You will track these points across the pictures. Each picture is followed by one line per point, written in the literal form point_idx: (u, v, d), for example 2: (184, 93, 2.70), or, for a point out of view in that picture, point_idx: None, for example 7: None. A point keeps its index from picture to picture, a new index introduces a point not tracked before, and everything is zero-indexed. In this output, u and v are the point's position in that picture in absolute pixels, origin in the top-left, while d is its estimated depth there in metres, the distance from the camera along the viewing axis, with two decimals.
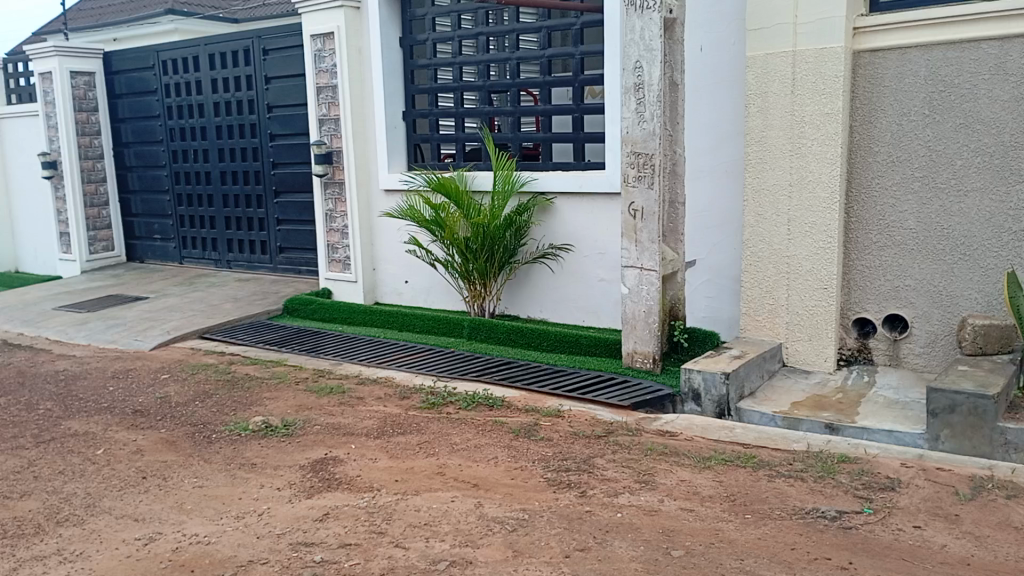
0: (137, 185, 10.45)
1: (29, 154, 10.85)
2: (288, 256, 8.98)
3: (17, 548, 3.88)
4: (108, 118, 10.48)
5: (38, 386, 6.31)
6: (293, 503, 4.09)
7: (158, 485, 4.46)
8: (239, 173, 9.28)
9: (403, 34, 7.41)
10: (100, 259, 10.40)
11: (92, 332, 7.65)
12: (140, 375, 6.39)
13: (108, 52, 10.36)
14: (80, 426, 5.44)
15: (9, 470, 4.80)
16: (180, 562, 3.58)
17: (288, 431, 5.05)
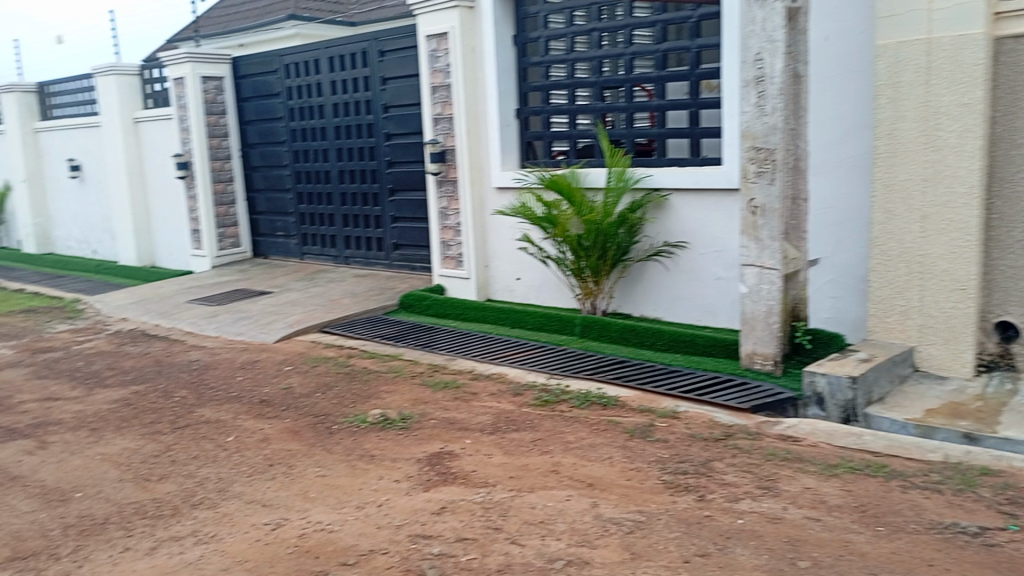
0: (261, 184, 10.92)
1: (164, 155, 11.48)
2: (403, 253, 9.20)
3: (156, 528, 4.12)
4: (235, 121, 10.99)
5: (173, 375, 6.69)
6: (411, 496, 4.17)
7: (284, 473, 4.65)
8: (356, 171, 9.55)
9: (516, 32, 7.44)
10: (227, 255, 10.94)
11: (222, 324, 8.05)
12: (265, 366, 6.67)
13: (235, 57, 10.86)
14: (211, 414, 5.73)
15: (148, 453, 5.11)
16: (305, 548, 3.71)
17: (404, 425, 5.17)
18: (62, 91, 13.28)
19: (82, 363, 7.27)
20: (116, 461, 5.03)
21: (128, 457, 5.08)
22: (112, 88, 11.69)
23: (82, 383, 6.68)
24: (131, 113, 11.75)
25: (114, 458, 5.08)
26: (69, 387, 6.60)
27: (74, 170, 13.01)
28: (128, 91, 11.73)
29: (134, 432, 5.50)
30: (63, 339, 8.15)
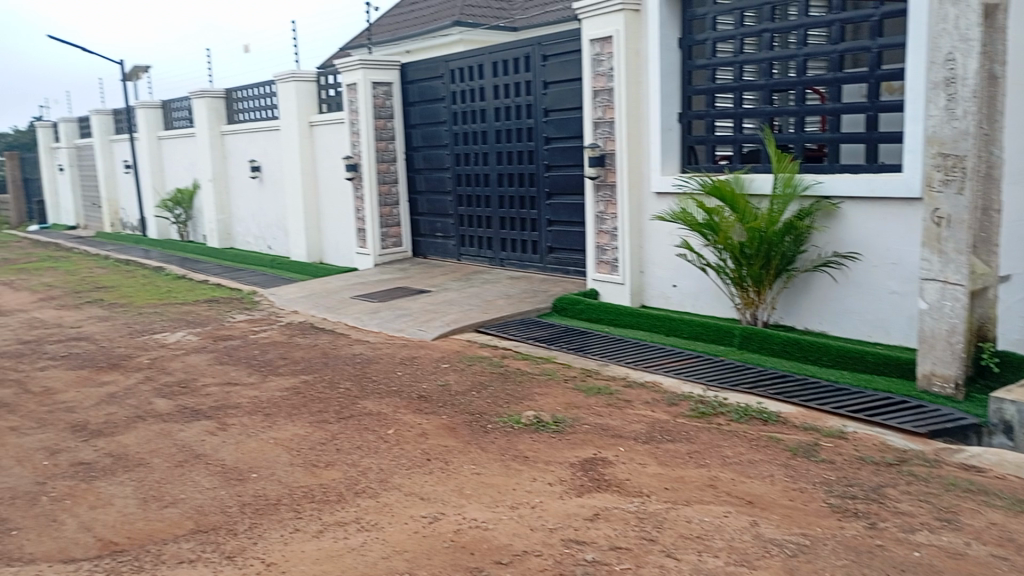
0: (424, 186, 11.31)
1: (335, 157, 12.12)
2: (558, 256, 9.26)
3: (323, 512, 4.35)
4: (401, 124, 11.43)
5: (339, 367, 7.04)
6: (564, 500, 4.18)
7: (441, 468, 4.78)
8: (515, 175, 9.70)
9: (682, 35, 7.30)
10: (390, 254, 11.41)
11: (384, 320, 8.39)
12: (423, 363, 6.90)
13: (404, 64, 11.29)
14: (373, 406, 5.98)
15: (316, 441, 5.40)
16: (461, 544, 3.80)
17: (558, 428, 5.19)
18: (247, 96, 14.28)
19: (258, 351, 7.79)
20: (287, 446, 5.35)
21: (299, 442, 5.39)
22: (291, 93, 12.44)
23: (257, 370, 7.16)
24: (308, 117, 12.46)
25: (286, 443, 5.40)
26: (246, 374, 7.08)
27: (255, 171, 13.95)
28: (306, 96, 12.44)
29: (304, 419, 5.83)
30: (241, 329, 8.76)
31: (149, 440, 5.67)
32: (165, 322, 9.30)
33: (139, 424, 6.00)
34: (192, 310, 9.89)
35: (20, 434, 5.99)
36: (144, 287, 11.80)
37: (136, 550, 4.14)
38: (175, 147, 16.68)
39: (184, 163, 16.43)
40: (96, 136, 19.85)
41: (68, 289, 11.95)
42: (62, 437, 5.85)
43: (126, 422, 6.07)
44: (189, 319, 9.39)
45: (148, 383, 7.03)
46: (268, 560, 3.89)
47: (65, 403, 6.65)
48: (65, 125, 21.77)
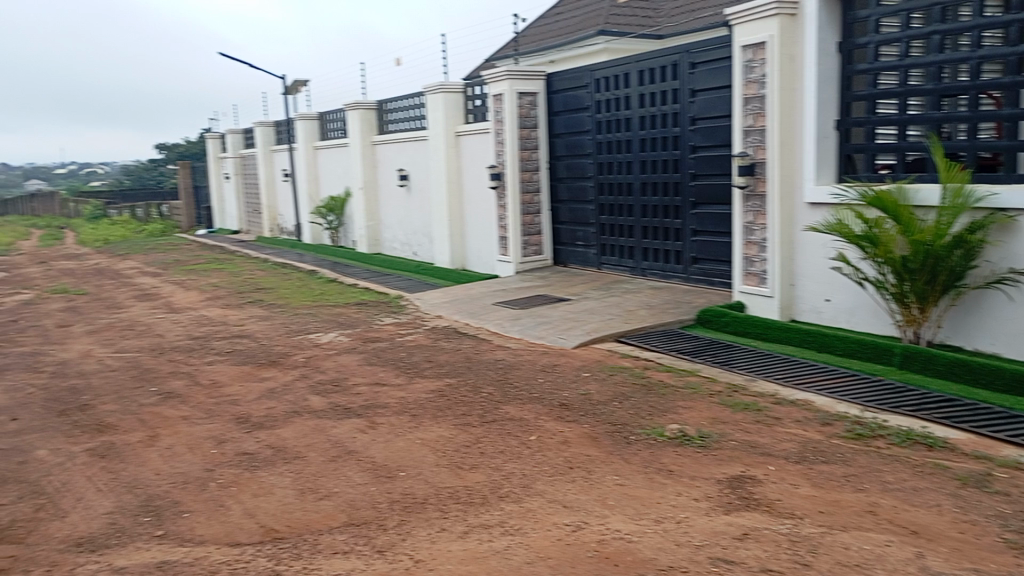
0: (566, 196, 11.38)
1: (480, 166, 12.37)
2: (702, 267, 9.09)
3: (468, 514, 4.44)
4: (545, 134, 11.54)
5: (482, 372, 7.18)
6: (711, 517, 4.08)
7: (583, 477, 4.78)
8: (659, 184, 9.58)
9: (842, 39, 7.00)
10: (531, 262, 11.56)
11: (525, 327, 8.49)
12: (564, 370, 6.93)
13: (549, 74, 11.40)
14: (516, 412, 6.06)
15: (461, 443, 5.52)
16: (605, 555, 3.79)
17: (703, 443, 5.09)
18: (397, 108, 14.82)
19: (405, 353, 8.06)
20: (433, 446, 5.51)
21: (444, 444, 5.53)
22: (440, 105, 12.80)
23: (404, 372, 7.41)
24: (454, 127, 12.79)
25: (432, 444, 5.56)
26: (394, 375, 7.35)
27: (403, 180, 14.46)
28: (453, 107, 12.78)
29: (449, 421, 5.98)
30: (389, 331, 9.09)
31: (305, 435, 5.98)
32: (318, 323, 9.77)
33: (296, 419, 6.34)
34: (343, 312, 10.35)
35: (191, 423, 6.46)
36: (299, 289, 12.46)
37: (294, 539, 4.37)
38: (330, 157, 17.54)
39: (338, 172, 17.26)
40: (260, 147, 21.18)
41: (232, 290, 12.79)
42: (228, 428, 6.26)
43: (285, 417, 6.43)
44: (341, 320, 9.84)
45: (304, 380, 7.41)
46: (416, 557, 4.01)
47: (230, 396, 7.12)
48: (232, 136, 23.38)
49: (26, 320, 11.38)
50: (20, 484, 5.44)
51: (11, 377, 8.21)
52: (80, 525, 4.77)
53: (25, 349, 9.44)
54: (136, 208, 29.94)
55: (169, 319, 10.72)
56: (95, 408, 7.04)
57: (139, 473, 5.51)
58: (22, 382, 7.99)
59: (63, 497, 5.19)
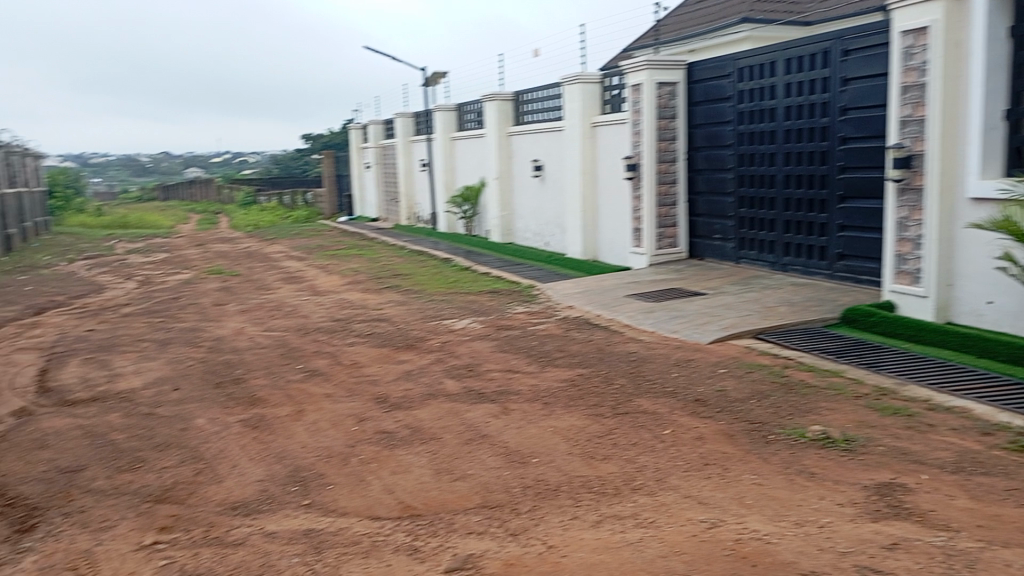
0: (703, 187, 11.14)
1: (616, 157, 12.29)
2: (848, 264, 8.72)
3: (601, 504, 4.44)
4: (684, 124, 11.32)
5: (614, 363, 7.15)
6: (856, 524, 3.91)
7: (720, 474, 4.68)
8: (804, 176, 9.23)
9: (1015, 22, 6.50)
10: (665, 255, 11.42)
11: (658, 320, 8.39)
12: (699, 366, 6.80)
13: (690, 63, 11.17)
14: (649, 405, 5.99)
15: (594, 433, 5.52)
16: (742, 554, 3.70)
17: (848, 447, 4.88)
18: (534, 99, 14.91)
19: (537, 342, 8.13)
20: (565, 435, 5.53)
21: (576, 433, 5.55)
22: (577, 95, 12.80)
23: (536, 360, 7.48)
24: (591, 118, 12.76)
25: (564, 432, 5.59)
26: (526, 362, 7.43)
27: (538, 170, 14.57)
28: (590, 97, 12.75)
29: (581, 411, 5.99)
30: (521, 320, 9.20)
31: (440, 417, 6.14)
32: (453, 310, 10.00)
33: (432, 402, 6.52)
34: (477, 300, 10.54)
35: (334, 400, 6.77)
36: (434, 276, 12.79)
37: (431, 517, 4.51)
38: (466, 147, 17.87)
39: (473, 162, 17.58)
40: (399, 137, 21.86)
41: (371, 275, 13.27)
42: (368, 407, 6.52)
43: (421, 399, 6.63)
44: (474, 308, 10.03)
45: (439, 365, 7.61)
46: (549, 542, 4.05)
47: (370, 377, 7.41)
48: (374, 127, 24.25)
49: (186, 298, 12.22)
50: (181, 449, 5.87)
51: (173, 350, 8.85)
52: (235, 490, 5.09)
53: (185, 325, 10.14)
54: (283, 196, 31.61)
55: (313, 301, 11.24)
56: (247, 382, 7.49)
57: (286, 445, 5.82)
58: (183, 355, 8.60)
59: (219, 463, 5.56)
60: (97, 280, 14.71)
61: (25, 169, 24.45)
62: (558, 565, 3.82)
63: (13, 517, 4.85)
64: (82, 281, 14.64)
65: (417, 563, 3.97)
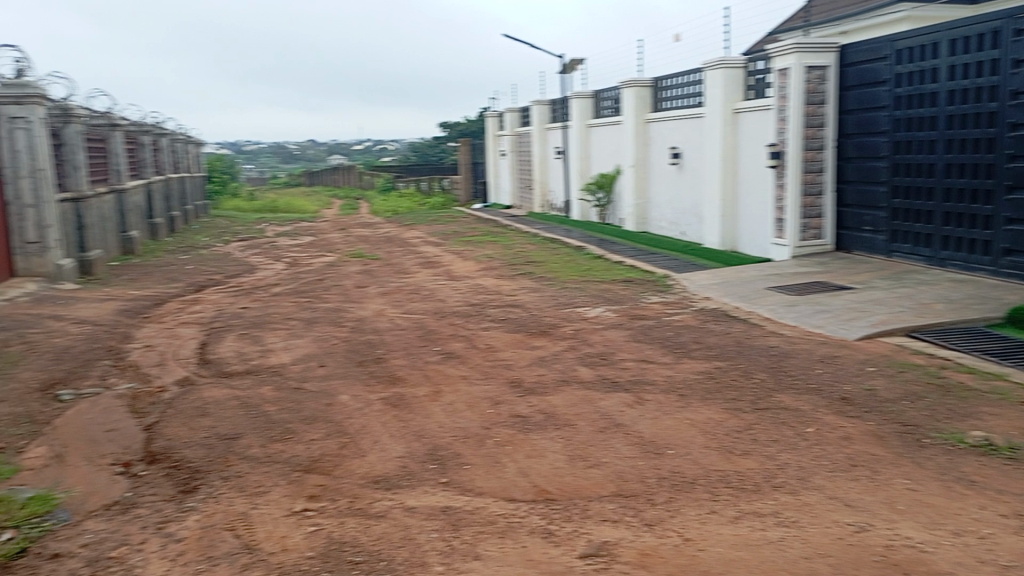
0: (853, 176, 10.63)
1: (759, 144, 11.89)
2: (1015, 259, 8.15)
3: (740, 500, 4.34)
4: (834, 110, 10.81)
5: (754, 357, 6.95)
6: (1021, 537, 3.67)
7: (868, 477, 4.47)
8: (968, 165, 8.65)
9: None
10: (810, 246, 11.00)
11: (801, 315, 8.08)
12: (846, 363, 6.50)
13: (843, 46, 10.65)
14: (791, 401, 5.79)
15: (732, 427, 5.39)
16: (893, 561, 3.54)
17: (1012, 455, 4.56)
18: (674, 85, 14.62)
19: (672, 333, 8.01)
20: (702, 428, 5.43)
21: (714, 426, 5.44)
22: (720, 81, 12.46)
23: (672, 351, 7.37)
24: (733, 104, 12.40)
25: (701, 425, 5.49)
26: (661, 353, 7.34)
27: (675, 157, 14.31)
28: (733, 83, 12.39)
29: (718, 404, 5.87)
30: (656, 310, 9.08)
31: (574, 404, 6.16)
32: (586, 298, 10.00)
33: (566, 388, 6.56)
34: (610, 289, 10.49)
35: (470, 383, 6.92)
36: (567, 264, 12.81)
37: (566, 502, 4.54)
38: (602, 135, 17.79)
39: (609, 150, 17.48)
40: (535, 125, 22.00)
41: (505, 261, 13.44)
42: (503, 391, 6.64)
43: (555, 384, 6.69)
44: (608, 296, 9.98)
45: (573, 352, 7.63)
46: (686, 535, 4.00)
47: (505, 361, 7.52)
48: (510, 115, 24.55)
49: (331, 279, 12.77)
50: (327, 423, 6.16)
51: (319, 329, 9.29)
52: (377, 464, 5.30)
53: (330, 306, 10.62)
54: (421, 182, 32.56)
55: (449, 286, 11.51)
56: (387, 362, 7.77)
57: (425, 424, 6.00)
58: (328, 334, 9.01)
59: (362, 438, 5.80)
60: (249, 261, 15.62)
61: (187, 155, 26.20)
62: (695, 558, 3.76)
63: (178, 478, 5.24)
64: (236, 261, 15.57)
65: (553, 547, 4.01)
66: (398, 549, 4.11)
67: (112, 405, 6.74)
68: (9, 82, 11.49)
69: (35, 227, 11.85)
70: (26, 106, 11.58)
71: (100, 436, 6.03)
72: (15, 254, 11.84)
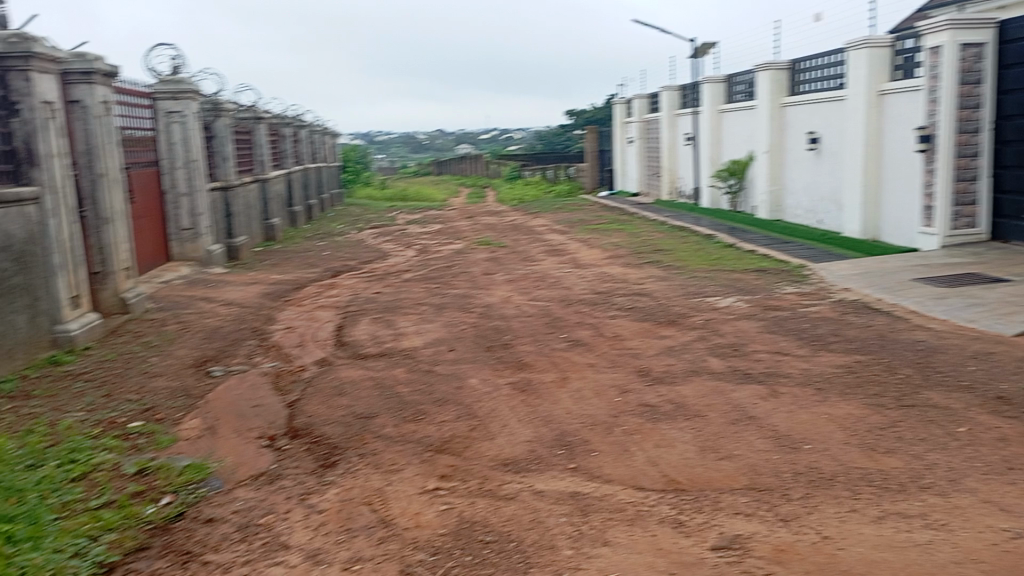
0: (1012, 160, 9.92)
1: (906, 127, 11.24)
2: None
3: (883, 499, 4.15)
4: (992, 90, 10.09)
5: (897, 352, 6.60)
6: None
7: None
8: None
9: None
10: (961, 236, 10.36)
11: (951, 308, 7.62)
12: (1001, 360, 6.09)
13: (1003, 21, 9.92)
14: (940, 399, 5.48)
15: (874, 424, 5.16)
16: None
17: None
18: (813, 67, 14.03)
19: (808, 324, 7.71)
20: (841, 423, 5.22)
21: (854, 422, 5.22)
22: (864, 62, 11.86)
23: (808, 344, 7.10)
24: (879, 86, 11.79)
25: (840, 420, 5.27)
26: (797, 345, 7.09)
27: (813, 143, 13.75)
28: (879, 64, 11.76)
29: (859, 400, 5.62)
30: (791, 301, 8.77)
31: (705, 395, 6.04)
32: (717, 287, 9.77)
33: (696, 378, 6.45)
34: (742, 279, 10.20)
35: (597, 370, 6.92)
36: (697, 252, 12.56)
37: (696, 493, 4.47)
38: (734, 120, 17.32)
39: (741, 135, 16.99)
40: (664, 111, 21.65)
41: (632, 250, 13.31)
42: (631, 379, 6.60)
43: (685, 374, 6.58)
44: (739, 286, 9.72)
45: (703, 342, 7.48)
46: (824, 533, 3.86)
47: (633, 349, 7.47)
48: (639, 101, 24.25)
49: (459, 266, 13.03)
50: (458, 405, 6.31)
51: (448, 314, 9.50)
52: (506, 448, 5.38)
53: (459, 292, 10.84)
54: (547, 170, 32.71)
55: (576, 273, 11.52)
56: (515, 347, 7.87)
57: (552, 410, 6.05)
58: (457, 320, 9.21)
59: (492, 421, 5.90)
60: (382, 248, 16.14)
61: (324, 146, 27.31)
62: (834, 557, 3.62)
63: (318, 453, 5.50)
64: (370, 248, 16.14)
65: (683, 537, 3.96)
66: (527, 531, 4.17)
67: (257, 382, 7.14)
68: (167, 79, 12.31)
69: (188, 214, 12.67)
70: (182, 101, 12.36)
71: (247, 410, 6.41)
72: (171, 239, 12.71)
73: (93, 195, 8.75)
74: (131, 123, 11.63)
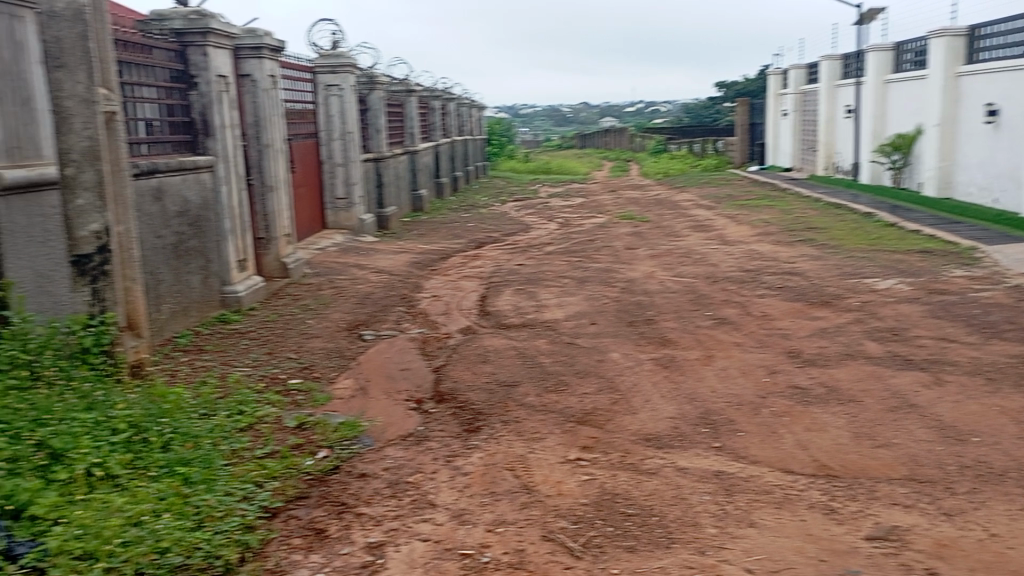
0: None
1: None
2: None
3: None
4: None
5: None
6: None
7: None
8: None
9: None
10: None
11: None
12: None
13: None
14: None
15: None
16: None
17: None
18: (994, 32, 12.94)
19: (979, 311, 7.18)
20: (1015, 417, 4.87)
21: None
22: None
23: (978, 331, 6.63)
24: None
25: (1013, 414, 4.91)
26: (965, 332, 6.63)
27: (992, 115, 12.72)
28: None
29: None
30: (959, 285, 8.19)
31: (861, 379, 5.77)
32: (875, 268, 9.26)
33: (851, 362, 6.16)
34: (904, 260, 9.60)
35: (745, 349, 6.74)
36: (854, 231, 11.92)
37: (850, 480, 4.29)
38: (900, 90, 16.26)
39: (908, 106, 15.95)
40: (824, 82, 20.64)
41: (783, 227, 12.81)
42: (780, 360, 6.38)
43: (838, 357, 6.30)
44: (900, 267, 9.17)
45: (859, 325, 7.12)
46: (992, 531, 3.62)
47: (782, 330, 7.22)
48: (796, 71, 23.27)
49: (602, 240, 12.97)
50: (599, 378, 6.32)
51: (590, 288, 9.49)
52: (648, 423, 5.34)
53: (601, 266, 10.79)
54: (693, 144, 31.90)
55: (722, 250, 11.21)
56: (658, 323, 7.78)
57: (696, 388, 5.94)
58: (599, 293, 9.19)
59: (634, 395, 5.87)
60: (525, 220, 16.28)
61: (470, 118, 27.77)
62: (1004, 557, 3.41)
63: (464, 417, 5.65)
64: (513, 220, 16.33)
65: (835, 525, 3.81)
66: (670, 507, 4.14)
67: (406, 346, 7.41)
68: (327, 54, 12.95)
69: (343, 184, 13.23)
70: (340, 75, 12.95)
71: (396, 373, 6.67)
72: (327, 208, 13.33)
73: (259, 165, 9.29)
74: (295, 97, 12.27)
